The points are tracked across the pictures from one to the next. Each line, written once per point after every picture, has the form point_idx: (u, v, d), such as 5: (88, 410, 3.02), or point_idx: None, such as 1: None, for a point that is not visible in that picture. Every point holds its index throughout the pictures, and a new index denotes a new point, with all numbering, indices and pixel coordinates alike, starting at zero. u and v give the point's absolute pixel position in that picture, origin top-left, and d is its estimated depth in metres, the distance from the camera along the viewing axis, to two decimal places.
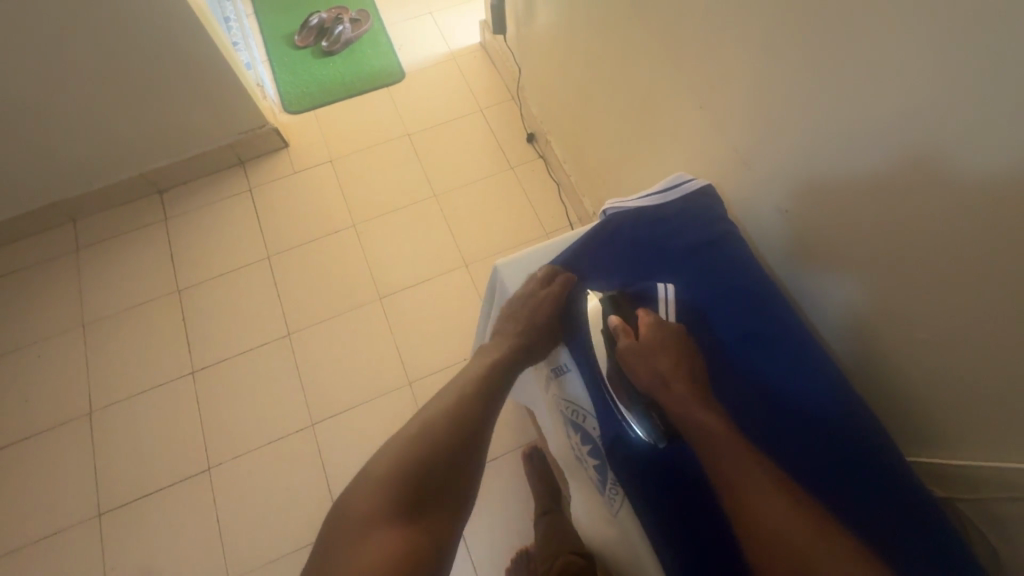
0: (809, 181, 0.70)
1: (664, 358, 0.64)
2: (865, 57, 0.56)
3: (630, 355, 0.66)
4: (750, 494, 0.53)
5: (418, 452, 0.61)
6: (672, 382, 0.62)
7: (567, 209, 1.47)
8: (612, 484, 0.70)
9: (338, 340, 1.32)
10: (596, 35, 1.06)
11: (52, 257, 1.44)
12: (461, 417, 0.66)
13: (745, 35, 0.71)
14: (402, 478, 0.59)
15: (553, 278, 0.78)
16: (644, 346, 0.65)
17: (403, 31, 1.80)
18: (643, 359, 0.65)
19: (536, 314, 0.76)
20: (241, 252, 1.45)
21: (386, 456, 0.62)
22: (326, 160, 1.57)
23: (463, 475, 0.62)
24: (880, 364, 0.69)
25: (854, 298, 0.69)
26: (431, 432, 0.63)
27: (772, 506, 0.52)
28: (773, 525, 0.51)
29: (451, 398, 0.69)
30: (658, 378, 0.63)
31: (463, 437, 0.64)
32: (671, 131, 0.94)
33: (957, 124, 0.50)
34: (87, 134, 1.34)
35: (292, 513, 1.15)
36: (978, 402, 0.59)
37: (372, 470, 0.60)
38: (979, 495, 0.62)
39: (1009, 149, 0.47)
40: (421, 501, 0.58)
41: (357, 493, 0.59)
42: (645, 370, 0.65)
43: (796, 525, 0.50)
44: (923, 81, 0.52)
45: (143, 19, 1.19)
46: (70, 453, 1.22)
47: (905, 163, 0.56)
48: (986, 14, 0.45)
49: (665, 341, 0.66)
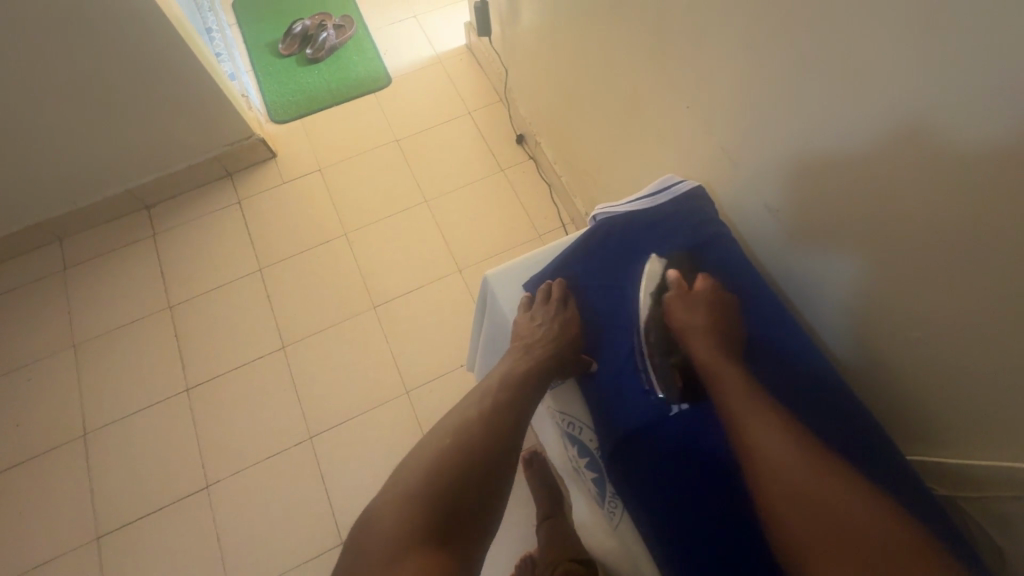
0: (800, 178, 0.69)
1: (703, 313, 0.68)
2: (852, 51, 0.56)
3: (674, 306, 0.69)
4: (755, 424, 0.57)
5: (444, 471, 0.59)
6: (706, 335, 0.66)
7: (558, 210, 1.46)
8: (612, 497, 0.69)
9: (333, 351, 1.31)
10: (581, 35, 1.05)
11: (41, 277, 1.43)
12: (483, 431, 0.64)
13: (730, 33, 0.70)
14: (430, 499, 0.57)
15: (564, 296, 0.74)
16: (688, 298, 0.69)
17: (388, 35, 1.78)
18: (684, 307, 0.69)
19: (566, 330, 0.72)
20: (232, 265, 1.43)
21: (411, 474, 0.60)
22: (314, 168, 1.56)
23: (490, 494, 0.60)
24: (877, 361, 0.69)
25: (848, 296, 0.69)
26: (450, 444, 0.62)
27: (776, 435, 0.56)
28: (770, 450, 0.55)
29: (454, 410, 0.68)
30: (693, 330, 0.67)
31: (491, 455, 0.62)
32: (659, 130, 0.93)
33: (948, 117, 0.49)
34: (70, 152, 1.33)
35: (293, 528, 1.14)
36: (976, 401, 0.58)
37: (397, 489, 0.59)
38: (980, 493, 0.61)
39: (1002, 150, 0.46)
40: (449, 522, 0.56)
41: (382, 513, 0.57)
42: (682, 320, 0.68)
43: (792, 452, 0.54)
44: (911, 74, 0.51)
45: (123, 34, 1.17)
46: (65, 476, 1.21)
47: (896, 157, 0.56)
48: (973, 11, 0.44)
49: (713, 303, 0.68)
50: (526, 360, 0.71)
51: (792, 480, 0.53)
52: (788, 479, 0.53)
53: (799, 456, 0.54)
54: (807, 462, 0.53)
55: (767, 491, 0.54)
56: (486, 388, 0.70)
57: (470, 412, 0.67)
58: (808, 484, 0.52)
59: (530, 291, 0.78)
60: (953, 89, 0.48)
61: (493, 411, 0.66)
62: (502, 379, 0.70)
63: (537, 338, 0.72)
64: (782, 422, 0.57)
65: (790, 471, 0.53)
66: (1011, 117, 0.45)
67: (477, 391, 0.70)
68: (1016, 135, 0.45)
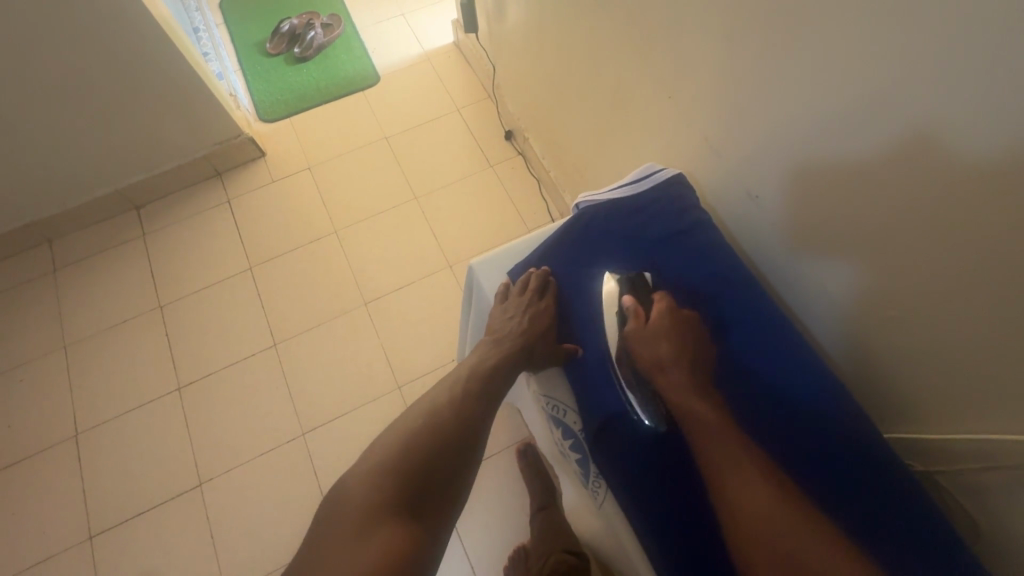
0: (784, 168, 0.70)
1: (667, 344, 0.65)
2: (839, 43, 0.56)
3: (636, 338, 0.67)
4: (735, 481, 0.54)
5: (421, 447, 0.61)
6: (674, 368, 0.64)
7: (548, 204, 1.47)
8: (595, 477, 0.70)
9: (324, 348, 1.32)
10: (566, 29, 1.05)
11: (30, 279, 1.42)
12: (457, 420, 0.65)
13: (710, 24, 0.71)
14: (405, 471, 0.59)
15: (542, 288, 0.76)
16: (650, 328, 0.66)
17: (376, 34, 1.79)
18: (648, 341, 0.66)
19: (539, 320, 0.74)
20: (223, 263, 1.43)
21: (385, 451, 0.61)
22: (304, 167, 1.56)
23: (459, 472, 0.62)
24: (855, 342, 0.70)
25: (825, 276, 0.70)
26: (433, 426, 0.63)
27: (757, 491, 0.53)
28: (754, 511, 0.52)
29: (436, 398, 0.68)
30: (659, 362, 0.65)
31: (460, 437, 0.64)
32: (644, 122, 0.94)
33: (947, 122, 0.49)
34: (58, 153, 1.32)
35: (287, 523, 1.14)
36: (950, 379, 0.60)
37: (370, 464, 0.60)
38: (954, 469, 0.63)
39: (970, 130, 0.48)
40: (420, 496, 0.57)
41: (357, 481, 0.58)
42: (647, 353, 0.66)
43: (774, 510, 0.52)
44: (907, 76, 0.51)
45: (108, 34, 1.17)
46: (57, 476, 1.21)
47: (892, 162, 0.56)
48: None
49: (674, 329, 0.66)
50: (496, 355, 0.74)
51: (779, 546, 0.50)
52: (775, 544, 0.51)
53: (782, 516, 0.51)
54: (791, 524, 0.51)
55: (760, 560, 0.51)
56: (465, 377, 0.71)
57: (453, 399, 0.67)
58: (779, 539, 0.51)
59: (511, 279, 0.80)
60: (946, 88, 0.48)
61: (462, 398, 0.68)
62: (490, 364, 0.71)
63: (508, 331, 0.74)
64: (760, 470, 0.55)
65: (780, 540, 0.51)
66: (1009, 123, 0.45)
67: (460, 375, 0.71)
68: (1012, 143, 0.45)
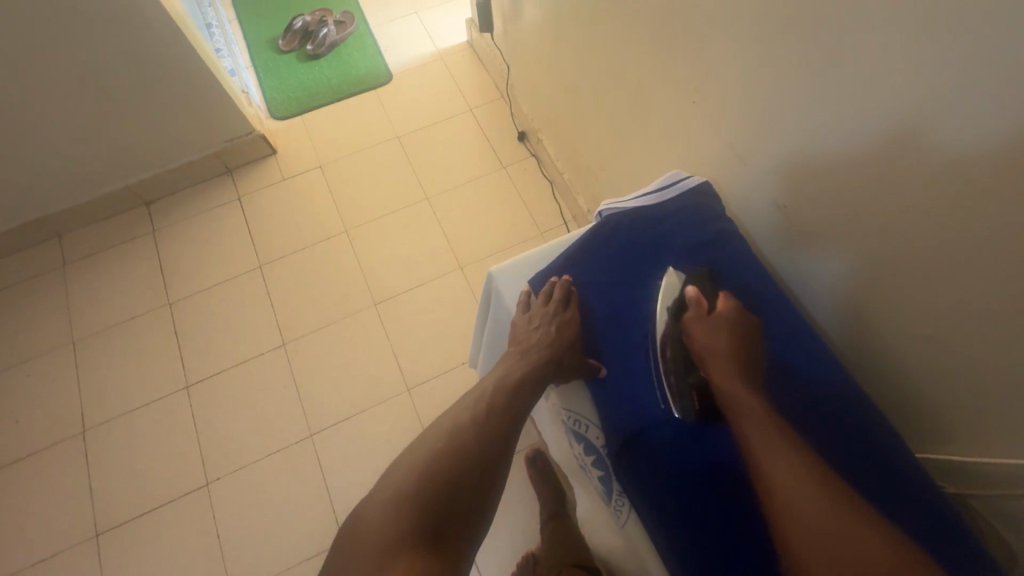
0: (802, 174, 0.69)
1: (726, 337, 0.63)
2: (861, 48, 0.55)
3: (692, 327, 0.65)
4: (780, 468, 0.53)
5: (438, 471, 0.59)
6: (727, 359, 0.62)
7: (561, 207, 1.45)
8: (618, 496, 0.69)
9: (333, 349, 1.31)
10: (585, 32, 1.04)
11: (39, 274, 1.42)
12: (475, 436, 0.64)
13: (735, 30, 0.70)
14: (421, 499, 0.57)
15: (567, 298, 0.74)
16: (710, 320, 0.64)
17: (389, 32, 1.78)
18: (705, 331, 0.64)
19: (564, 331, 0.72)
20: (233, 260, 1.42)
21: (400, 480, 0.60)
22: (316, 165, 1.55)
23: (482, 494, 0.60)
24: (882, 358, 0.69)
25: (852, 292, 0.69)
26: (453, 445, 0.62)
27: (803, 487, 0.52)
28: (797, 497, 0.51)
29: (455, 415, 0.67)
30: (713, 352, 0.63)
31: (483, 461, 0.62)
32: (663, 127, 0.92)
33: (956, 108, 0.49)
34: (69, 148, 1.32)
35: (293, 526, 1.13)
36: (981, 399, 0.58)
37: (386, 496, 0.59)
38: (988, 491, 0.61)
39: (1001, 149, 0.47)
40: (440, 524, 0.56)
41: (373, 517, 0.57)
42: (703, 342, 0.64)
43: (819, 497, 0.51)
44: (928, 75, 0.50)
45: (122, 31, 1.17)
46: (64, 473, 1.20)
47: (908, 162, 0.55)
48: (978, 11, 0.44)
49: (736, 325, 0.64)
50: (518, 372, 0.71)
51: (823, 540, 0.49)
52: (818, 539, 0.49)
53: (830, 508, 0.50)
54: (836, 510, 0.50)
55: (794, 540, 0.50)
56: (487, 391, 0.70)
57: (473, 416, 0.66)
58: (818, 524, 0.49)
59: (531, 288, 0.78)
60: (981, 108, 0.47)
61: (484, 415, 0.66)
62: (504, 379, 0.71)
63: (535, 343, 0.72)
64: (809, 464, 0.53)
65: (821, 525, 0.49)
66: (1014, 123, 0.45)
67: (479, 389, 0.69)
68: None
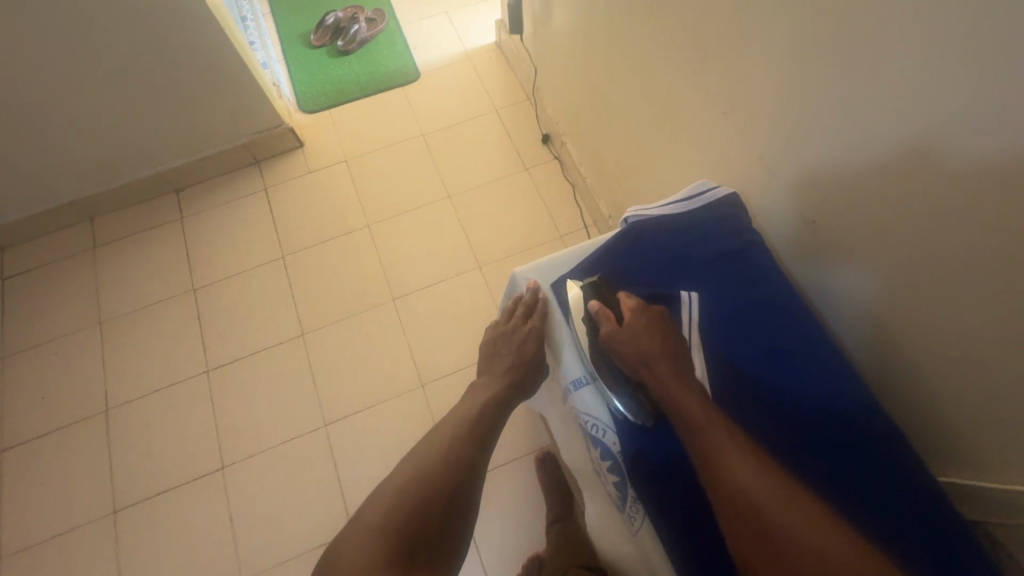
0: (823, 179, 0.69)
1: (648, 340, 0.66)
2: (880, 54, 0.56)
3: (613, 335, 0.68)
4: (718, 455, 0.54)
5: (411, 496, 0.62)
6: (656, 360, 0.64)
7: (582, 211, 1.46)
8: (633, 503, 0.69)
9: (350, 341, 1.32)
10: (615, 38, 1.04)
11: (69, 255, 1.46)
12: (449, 463, 0.67)
13: (767, 42, 0.70)
14: (395, 520, 0.60)
15: (534, 310, 0.82)
16: (623, 328, 0.67)
17: (419, 31, 1.79)
18: (628, 336, 0.67)
19: (525, 347, 0.81)
20: (257, 251, 1.45)
21: (375, 506, 0.62)
22: (341, 159, 1.57)
23: (454, 516, 0.64)
24: (905, 378, 0.68)
25: (876, 308, 0.68)
26: (428, 472, 0.66)
27: (749, 472, 0.52)
28: (737, 481, 0.52)
29: (437, 439, 0.71)
30: (643, 357, 0.65)
31: (454, 483, 0.66)
32: (691, 135, 0.92)
33: (986, 125, 0.49)
34: (103, 134, 1.35)
35: (303, 514, 1.15)
36: (1005, 424, 0.58)
37: (360, 522, 0.60)
38: (1012, 520, 0.61)
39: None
40: (414, 545, 0.59)
41: (348, 541, 0.59)
42: (629, 348, 0.66)
43: (756, 478, 0.52)
44: (958, 91, 0.50)
45: (162, 22, 1.20)
46: (84, 449, 1.23)
47: (937, 174, 0.55)
48: (1011, 32, 0.44)
49: (649, 324, 0.67)
50: (494, 385, 0.81)
51: (768, 527, 0.49)
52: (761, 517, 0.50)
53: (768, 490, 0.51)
54: (773, 491, 0.51)
55: (736, 520, 0.51)
56: (471, 405, 0.78)
57: (446, 444, 0.70)
58: (758, 506, 0.50)
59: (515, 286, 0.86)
60: (1011, 126, 0.47)
61: (460, 440, 0.71)
62: (464, 416, 0.76)
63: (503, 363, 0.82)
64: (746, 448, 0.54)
65: (760, 506, 0.50)
66: None
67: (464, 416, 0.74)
68: None
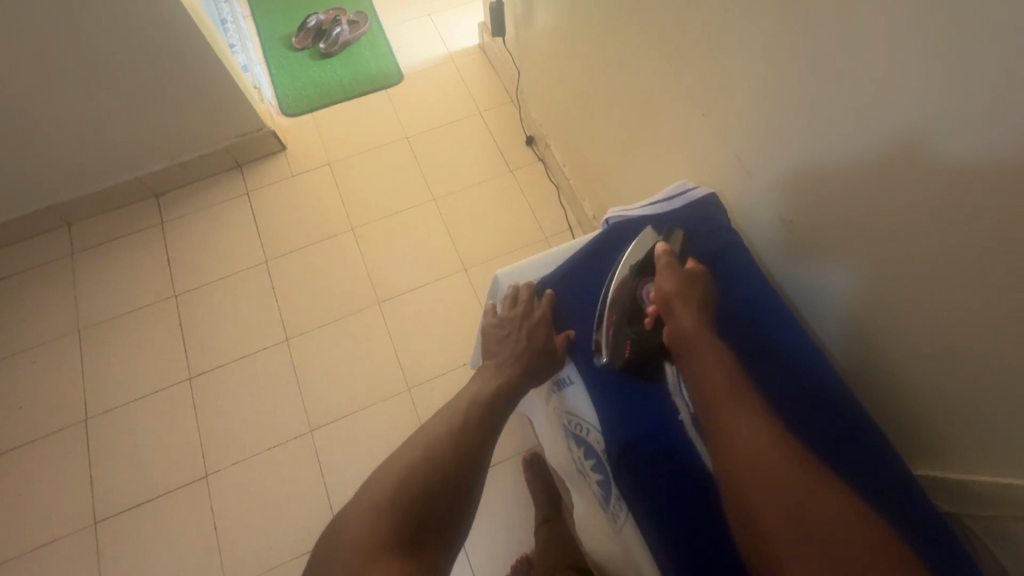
0: (801, 177, 0.70)
1: (693, 291, 0.66)
2: (862, 50, 0.56)
3: (665, 271, 0.68)
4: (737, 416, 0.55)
5: (419, 482, 0.62)
6: (686, 308, 0.65)
7: (566, 213, 1.46)
8: (615, 501, 0.70)
9: (335, 346, 1.31)
10: (596, 40, 1.05)
11: (47, 262, 1.43)
12: (455, 446, 0.67)
13: (745, 43, 0.71)
14: (402, 504, 0.59)
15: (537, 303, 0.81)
16: (679, 272, 0.68)
17: (402, 33, 1.79)
18: (674, 279, 0.67)
19: (535, 335, 0.78)
20: (240, 255, 1.43)
21: (380, 487, 0.62)
22: (325, 162, 1.56)
23: (460, 503, 0.63)
24: (882, 373, 0.69)
25: (851, 305, 0.70)
26: (435, 456, 0.65)
27: (758, 437, 0.53)
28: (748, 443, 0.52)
29: (439, 424, 0.70)
30: (674, 300, 0.66)
31: (461, 469, 0.65)
32: (671, 136, 0.93)
33: (954, 114, 0.50)
34: (81, 139, 1.33)
35: (290, 520, 1.14)
36: (978, 415, 0.59)
37: (365, 504, 0.60)
38: (989, 513, 0.61)
39: (998, 153, 0.47)
40: (419, 530, 0.58)
41: (353, 522, 0.58)
42: (667, 289, 0.67)
43: (766, 443, 0.52)
44: (927, 83, 0.51)
45: (140, 26, 1.18)
46: (65, 459, 1.21)
47: (906, 162, 0.56)
48: (977, 28, 0.45)
49: (695, 281, 0.67)
50: (505, 371, 0.77)
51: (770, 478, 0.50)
52: (772, 473, 0.50)
53: (780, 456, 0.51)
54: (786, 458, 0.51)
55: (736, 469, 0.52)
56: (483, 389, 0.75)
57: (454, 426, 0.69)
58: (767, 466, 0.50)
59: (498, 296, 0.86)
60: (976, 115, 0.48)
61: (461, 429, 0.69)
62: (473, 396, 0.74)
63: (510, 354, 0.78)
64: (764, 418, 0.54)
65: (769, 463, 0.50)
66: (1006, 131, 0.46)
67: (456, 406, 0.73)
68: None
